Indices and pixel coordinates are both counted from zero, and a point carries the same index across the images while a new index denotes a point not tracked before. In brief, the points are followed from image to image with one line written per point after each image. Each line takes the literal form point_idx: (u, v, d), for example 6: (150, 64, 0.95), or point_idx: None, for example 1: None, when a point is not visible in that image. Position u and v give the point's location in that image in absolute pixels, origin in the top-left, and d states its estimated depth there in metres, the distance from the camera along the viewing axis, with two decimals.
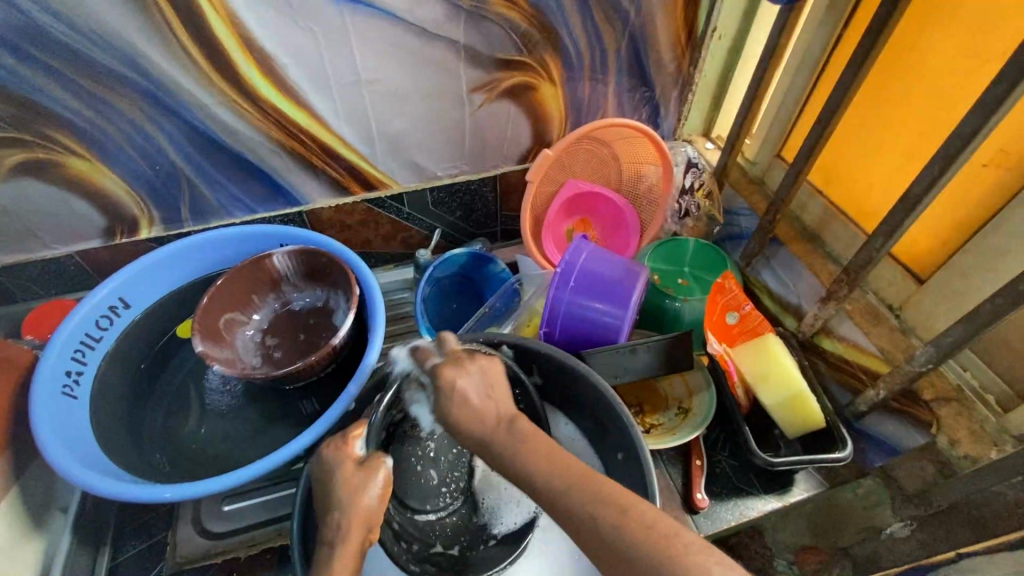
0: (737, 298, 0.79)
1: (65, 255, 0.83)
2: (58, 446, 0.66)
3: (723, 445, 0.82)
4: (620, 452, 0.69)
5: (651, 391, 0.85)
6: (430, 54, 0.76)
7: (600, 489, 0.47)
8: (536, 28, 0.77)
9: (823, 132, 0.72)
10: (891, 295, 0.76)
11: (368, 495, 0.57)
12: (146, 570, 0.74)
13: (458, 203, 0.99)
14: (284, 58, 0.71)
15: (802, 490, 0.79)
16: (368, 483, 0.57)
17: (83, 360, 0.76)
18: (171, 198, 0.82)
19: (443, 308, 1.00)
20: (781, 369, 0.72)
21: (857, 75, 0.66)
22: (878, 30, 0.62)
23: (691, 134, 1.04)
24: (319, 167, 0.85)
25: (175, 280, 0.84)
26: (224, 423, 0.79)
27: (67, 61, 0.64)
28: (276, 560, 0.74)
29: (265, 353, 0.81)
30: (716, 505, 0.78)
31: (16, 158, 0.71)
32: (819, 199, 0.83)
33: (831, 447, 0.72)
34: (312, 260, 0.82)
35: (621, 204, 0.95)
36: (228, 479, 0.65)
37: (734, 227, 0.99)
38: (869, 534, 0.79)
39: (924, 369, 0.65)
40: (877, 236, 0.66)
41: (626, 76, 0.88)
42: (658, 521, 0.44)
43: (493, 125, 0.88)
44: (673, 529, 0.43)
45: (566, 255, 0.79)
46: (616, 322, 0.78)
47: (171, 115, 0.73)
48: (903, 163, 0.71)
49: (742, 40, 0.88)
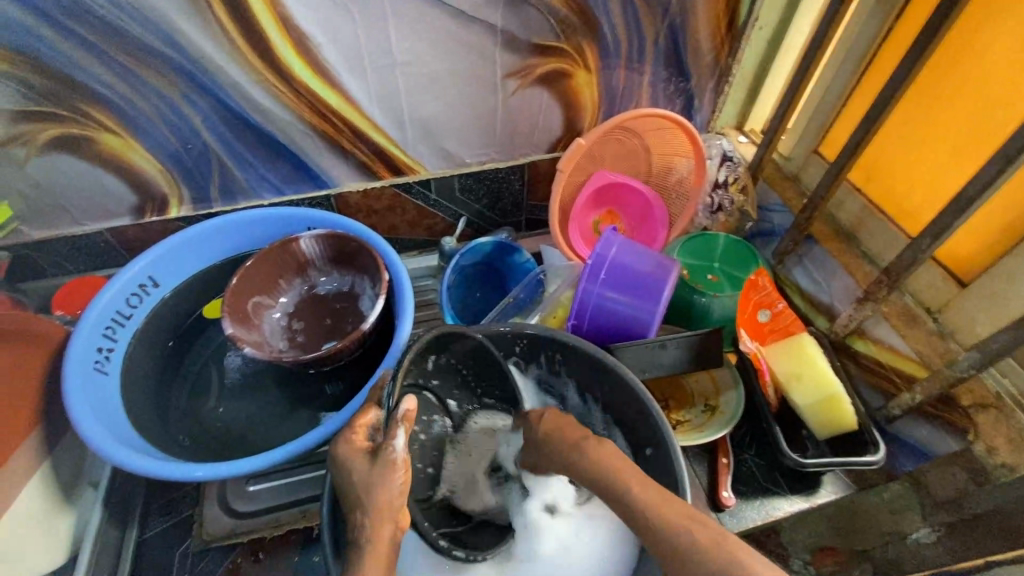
0: (770, 296, 0.78)
1: (94, 232, 0.83)
2: (89, 422, 0.67)
3: (749, 444, 0.82)
4: (649, 447, 0.69)
5: (677, 387, 0.85)
6: (466, 37, 0.74)
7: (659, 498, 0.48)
8: (575, 14, 0.76)
9: (870, 128, 0.70)
10: (930, 297, 0.74)
11: (393, 482, 0.54)
12: (171, 547, 0.75)
13: (485, 190, 0.98)
14: (319, 39, 0.70)
15: (829, 491, 0.81)
16: (393, 468, 0.54)
17: (114, 337, 0.76)
18: (200, 177, 0.81)
19: (467, 297, 0.99)
20: (815, 369, 0.72)
21: (911, 70, 0.64)
22: (937, 24, 0.60)
23: (724, 127, 1.02)
24: (348, 149, 0.84)
25: (203, 261, 0.84)
26: (250, 404, 0.79)
27: (103, 35, 0.64)
28: (300, 541, 0.75)
29: (291, 337, 0.81)
30: (742, 504, 0.78)
31: (50, 132, 0.71)
32: (858, 198, 0.81)
33: (862, 451, 0.72)
34: (339, 244, 0.81)
35: (650, 196, 0.94)
36: (253, 461, 0.65)
37: (766, 224, 0.97)
38: (893, 538, 0.75)
39: (966, 374, 0.64)
40: (924, 236, 0.64)
41: (662, 66, 0.86)
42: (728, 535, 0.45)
43: (526, 111, 0.87)
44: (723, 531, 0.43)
45: (597, 248, 0.78)
46: (645, 316, 0.77)
47: (204, 93, 0.72)
48: (954, 164, 0.69)
49: (783, 32, 0.86)
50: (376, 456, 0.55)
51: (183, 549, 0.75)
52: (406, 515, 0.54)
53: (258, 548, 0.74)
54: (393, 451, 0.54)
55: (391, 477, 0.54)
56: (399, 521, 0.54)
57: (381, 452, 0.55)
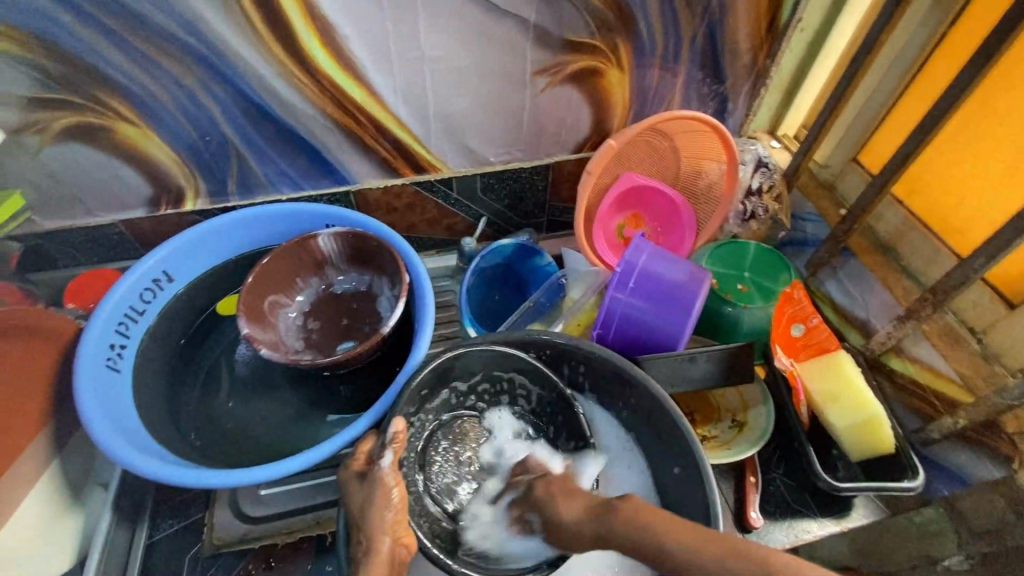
0: (805, 310, 0.75)
1: (108, 223, 0.81)
2: (101, 422, 0.65)
3: (777, 463, 0.79)
4: (677, 465, 0.66)
5: (703, 400, 0.82)
6: (498, 32, 0.71)
7: (702, 530, 0.43)
8: (611, 9, 0.72)
9: (921, 139, 0.66)
10: (974, 318, 0.70)
11: (389, 499, 0.55)
12: (181, 550, 0.73)
13: (508, 190, 0.95)
14: (346, 31, 0.67)
15: (862, 515, 0.77)
16: (385, 487, 0.56)
17: (126, 334, 0.74)
18: (219, 171, 0.79)
19: (486, 300, 0.96)
20: (852, 387, 0.70)
21: (972, 78, 0.60)
22: (1006, 30, 0.56)
23: (757, 131, 0.98)
24: (369, 145, 0.81)
25: (217, 255, 0.82)
26: (262, 406, 0.76)
27: (122, 20, 0.61)
28: (313, 549, 0.73)
29: (308, 337, 0.78)
30: (768, 525, 0.75)
31: (65, 121, 0.68)
32: (899, 209, 0.78)
33: (900, 476, 0.69)
34: (358, 243, 0.79)
35: (677, 200, 0.91)
36: (277, 468, 0.63)
37: (799, 233, 0.94)
38: (921, 564, 0.70)
39: (1015, 403, 0.62)
40: (976, 256, 0.62)
41: (698, 67, 0.83)
42: (770, 553, 0.39)
43: (554, 110, 0.84)
44: (770, 549, 0.40)
45: (626, 255, 0.76)
46: (674, 328, 0.75)
47: (223, 83, 0.69)
48: (1010, 180, 0.65)
49: (827, 33, 0.82)
50: (365, 476, 0.58)
51: (193, 553, 0.73)
52: (404, 531, 0.55)
53: (270, 556, 0.72)
54: (380, 470, 0.57)
55: (386, 495, 0.55)
56: (397, 535, 0.54)
57: (373, 473, 0.57)
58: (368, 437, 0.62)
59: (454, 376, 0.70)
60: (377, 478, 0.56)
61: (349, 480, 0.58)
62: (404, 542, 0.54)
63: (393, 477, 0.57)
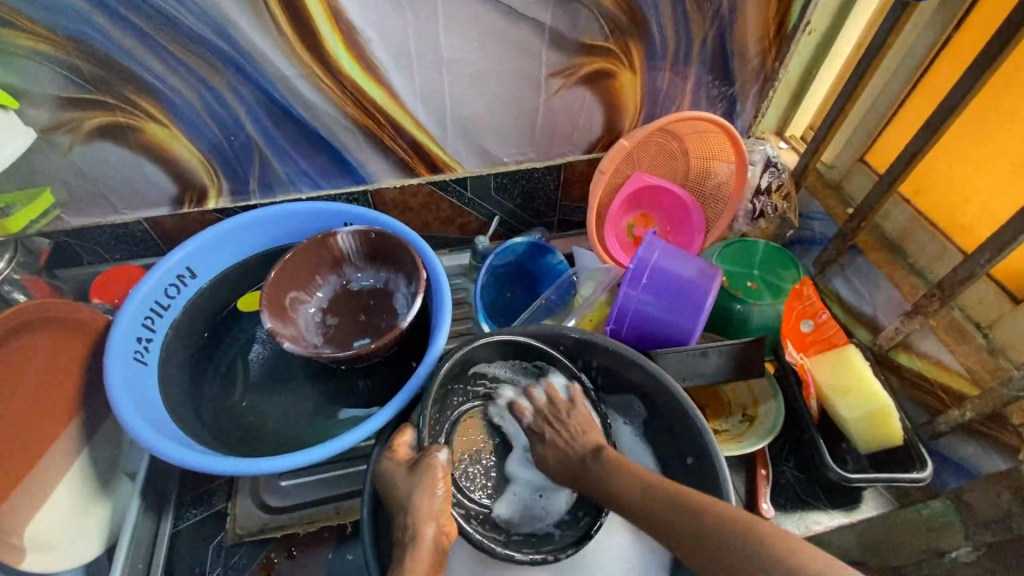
0: (814, 305, 0.76)
1: (133, 221, 0.83)
2: (131, 413, 0.67)
3: (787, 456, 0.82)
4: (690, 456, 0.68)
5: (714, 395, 0.84)
6: (515, 35, 0.74)
7: None
8: (625, 13, 0.74)
9: (926, 139, 0.68)
10: (980, 313, 0.72)
11: (435, 490, 0.58)
12: (204, 540, 0.75)
13: (520, 190, 0.97)
14: (369, 33, 0.69)
15: (870, 507, 0.82)
16: (431, 478, 0.58)
17: (152, 328, 0.76)
18: (241, 170, 0.81)
19: (497, 298, 0.98)
20: (862, 381, 0.71)
21: (976, 80, 0.62)
22: (1010, 33, 0.58)
23: (764, 132, 1.00)
24: (387, 145, 0.83)
25: (239, 253, 0.84)
26: (283, 399, 0.78)
27: (155, 23, 0.63)
28: (334, 538, 0.75)
29: (326, 332, 0.80)
30: (781, 515, 0.80)
31: (96, 121, 0.71)
32: (905, 208, 0.80)
33: (908, 467, 0.71)
34: (376, 241, 0.81)
35: (687, 199, 0.92)
36: (302, 457, 0.65)
37: (806, 232, 0.96)
38: (927, 556, 0.71)
39: (1020, 394, 0.63)
40: (982, 252, 0.63)
41: (708, 69, 0.85)
42: None
43: (567, 112, 0.86)
44: None
45: (638, 252, 0.78)
46: (686, 323, 0.76)
47: (249, 84, 0.71)
48: (1015, 179, 0.67)
49: (834, 37, 0.84)
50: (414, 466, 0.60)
51: (216, 542, 0.74)
52: (446, 519, 0.58)
53: (292, 544, 0.74)
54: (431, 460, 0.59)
55: (433, 487, 0.58)
56: (440, 523, 0.57)
57: (422, 461, 0.60)
58: (404, 430, 0.64)
59: (475, 364, 0.72)
60: (425, 469, 0.58)
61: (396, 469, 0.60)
62: (447, 530, 0.57)
63: (443, 472, 0.59)
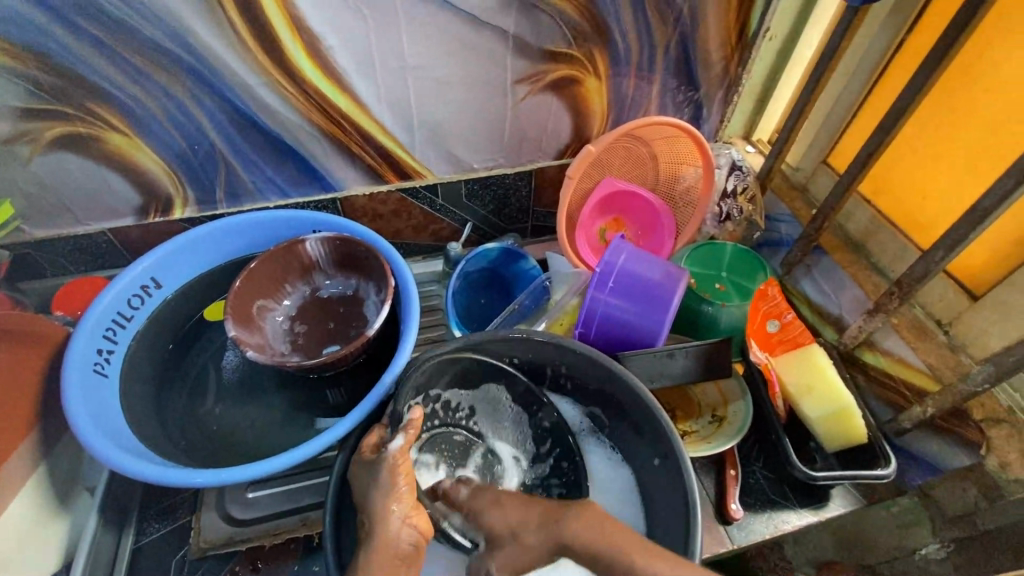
0: (778, 306, 0.78)
1: (97, 232, 0.83)
2: (88, 426, 0.66)
3: (757, 455, 0.80)
4: (657, 457, 0.68)
5: (684, 397, 0.84)
6: (479, 42, 0.74)
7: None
8: (587, 20, 0.75)
9: (882, 140, 0.70)
10: (940, 311, 0.74)
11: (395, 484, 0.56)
12: (168, 555, 0.74)
13: (492, 196, 0.97)
14: (332, 42, 0.69)
15: (839, 505, 0.77)
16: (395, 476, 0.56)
17: (114, 339, 0.75)
18: (207, 179, 0.81)
19: (471, 303, 0.98)
20: (827, 380, 0.72)
21: (925, 83, 0.64)
22: (955, 36, 0.60)
23: (732, 137, 1.02)
24: (355, 152, 0.83)
25: (207, 261, 0.83)
26: (248, 410, 0.77)
27: (113, 33, 0.63)
28: (301, 550, 0.74)
29: (294, 340, 0.79)
30: (750, 517, 0.76)
31: (56, 131, 0.70)
32: (866, 208, 0.82)
33: (873, 464, 0.71)
34: (345, 248, 0.80)
35: (656, 204, 0.93)
36: (263, 467, 0.64)
37: (773, 234, 0.97)
38: (900, 554, 0.80)
39: (981, 388, 0.63)
40: (937, 249, 0.64)
41: (673, 74, 0.86)
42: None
43: (535, 118, 0.86)
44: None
45: (605, 255, 0.78)
46: (654, 325, 0.77)
47: (212, 93, 0.71)
48: (967, 178, 0.69)
49: (793, 43, 0.86)
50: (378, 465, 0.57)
51: (180, 556, 0.73)
52: (413, 510, 0.55)
53: (257, 557, 0.73)
54: (389, 452, 0.58)
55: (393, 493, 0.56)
56: (405, 513, 0.55)
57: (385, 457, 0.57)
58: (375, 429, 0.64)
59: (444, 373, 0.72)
60: (383, 477, 0.57)
61: (357, 478, 0.59)
62: (412, 522, 0.55)
63: (400, 460, 0.57)
